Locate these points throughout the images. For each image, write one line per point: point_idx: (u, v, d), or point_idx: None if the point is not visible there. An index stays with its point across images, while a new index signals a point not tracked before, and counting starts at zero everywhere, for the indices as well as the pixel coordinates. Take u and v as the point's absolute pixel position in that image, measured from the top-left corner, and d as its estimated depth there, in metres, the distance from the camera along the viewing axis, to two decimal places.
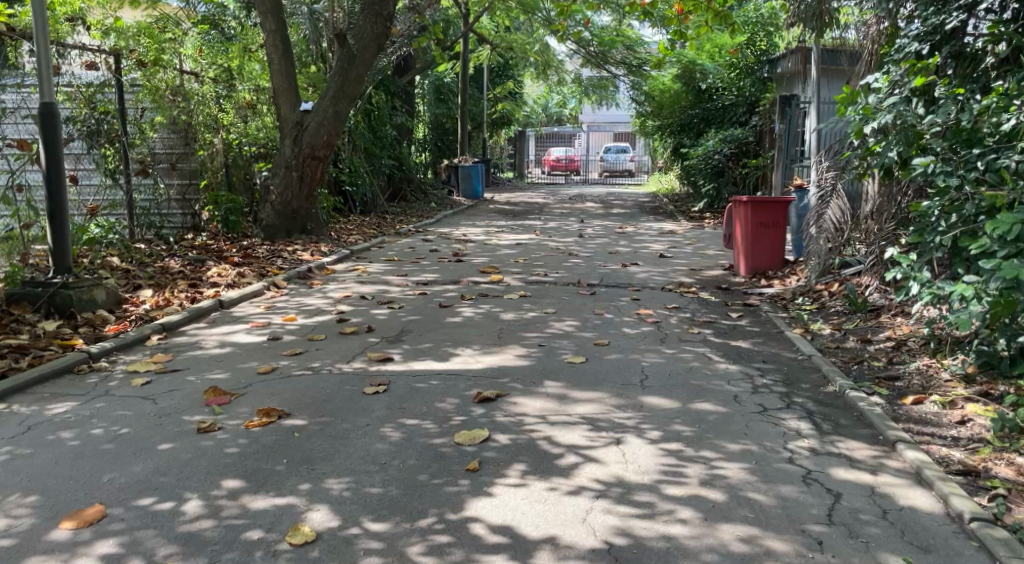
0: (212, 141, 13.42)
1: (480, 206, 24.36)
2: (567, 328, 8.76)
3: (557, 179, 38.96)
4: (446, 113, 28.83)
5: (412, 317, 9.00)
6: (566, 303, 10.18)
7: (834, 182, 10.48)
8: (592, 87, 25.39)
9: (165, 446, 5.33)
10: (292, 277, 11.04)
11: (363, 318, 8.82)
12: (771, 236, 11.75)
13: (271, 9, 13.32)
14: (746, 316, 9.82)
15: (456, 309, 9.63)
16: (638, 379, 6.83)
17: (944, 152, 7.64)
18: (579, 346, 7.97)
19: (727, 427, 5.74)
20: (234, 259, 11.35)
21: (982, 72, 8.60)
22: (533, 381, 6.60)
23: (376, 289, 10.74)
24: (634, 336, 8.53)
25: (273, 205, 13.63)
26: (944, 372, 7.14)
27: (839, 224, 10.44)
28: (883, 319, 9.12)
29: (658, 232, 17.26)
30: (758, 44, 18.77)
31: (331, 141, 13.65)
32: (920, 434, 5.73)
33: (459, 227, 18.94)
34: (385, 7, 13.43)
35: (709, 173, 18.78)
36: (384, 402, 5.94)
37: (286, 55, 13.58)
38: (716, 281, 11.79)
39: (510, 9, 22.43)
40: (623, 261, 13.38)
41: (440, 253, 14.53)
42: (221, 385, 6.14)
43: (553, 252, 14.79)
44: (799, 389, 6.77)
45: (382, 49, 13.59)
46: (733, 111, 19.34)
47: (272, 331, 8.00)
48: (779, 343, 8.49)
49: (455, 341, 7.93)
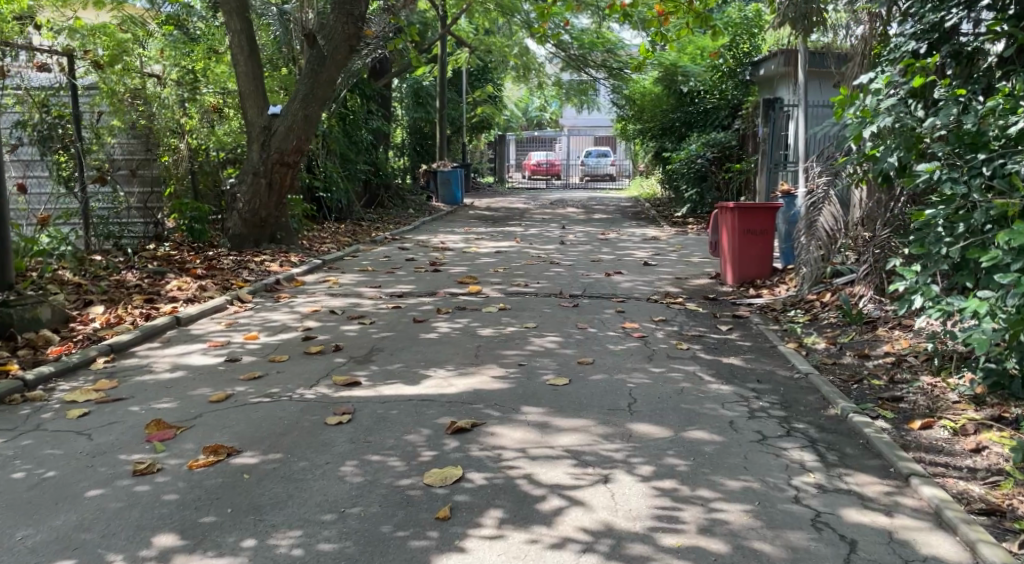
0: (178, 146, 12.86)
1: (460, 212, 23.84)
2: (548, 344, 8.25)
3: (538, 183, 38.49)
4: (425, 117, 28.33)
5: (384, 334, 8.47)
6: (548, 316, 9.67)
7: (826, 189, 9.98)
8: (571, 91, 24.87)
9: (93, 494, 4.79)
10: (258, 290, 10.50)
11: (331, 335, 8.28)
12: (759, 243, 11.30)
13: (235, 8, 12.77)
14: (736, 329, 9.33)
15: (432, 323, 9.09)
16: (626, 403, 6.33)
17: (949, 157, 7.14)
18: (561, 365, 7.46)
19: (723, 461, 5.24)
20: (197, 271, 10.81)
21: (985, 72, 8.09)
22: (512, 407, 6.08)
23: (347, 303, 10.20)
24: (620, 353, 8.03)
25: (240, 214, 13.08)
26: (951, 393, 6.64)
27: (831, 231, 9.96)
28: (880, 331, 8.64)
29: (641, 239, 16.78)
30: (740, 46, 18.49)
31: (301, 146, 13.08)
32: (934, 465, 5.27)
33: (437, 234, 18.43)
34: (356, 6, 12.88)
35: (692, 178, 18.28)
36: (348, 434, 5.40)
37: (253, 56, 13.03)
38: (703, 291, 11.31)
39: (488, 11, 21.91)
40: (607, 270, 12.90)
41: (417, 262, 14.01)
42: (165, 417, 5.59)
43: (535, 260, 14.29)
44: (798, 413, 6.29)
45: (354, 51, 13.05)
46: (715, 115, 18.94)
47: (230, 351, 7.44)
48: (773, 359, 8.01)
49: (428, 361, 7.40)
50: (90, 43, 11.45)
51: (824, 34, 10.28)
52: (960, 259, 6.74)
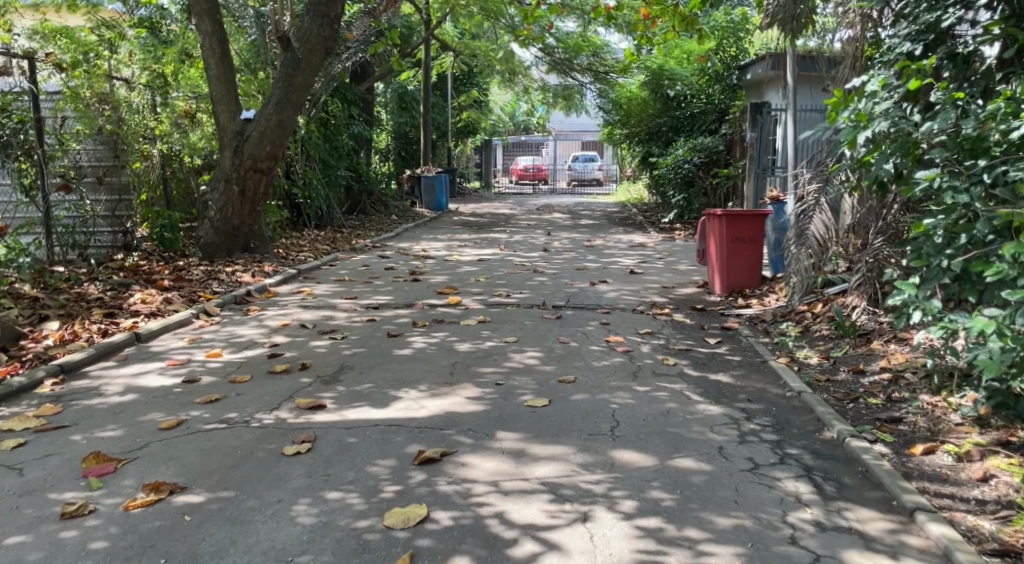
0: (149, 152, 12.59)
1: (444, 218, 23.40)
2: (528, 360, 7.85)
3: (525, 188, 38.01)
4: (410, 122, 27.98)
5: (356, 350, 8.07)
6: (529, 329, 9.26)
7: (817, 196, 9.54)
8: (557, 95, 24.48)
9: (15, 542, 4.45)
10: (227, 303, 10.09)
11: (299, 351, 7.89)
12: (748, 252, 10.92)
13: (206, 10, 12.36)
14: (725, 342, 8.96)
15: (407, 338, 8.68)
16: (608, 426, 5.95)
17: (948, 164, 6.78)
18: (541, 383, 7.06)
19: (711, 495, 4.91)
20: (164, 282, 10.41)
21: (983, 75, 7.66)
22: (487, 431, 5.70)
23: (320, 316, 9.77)
24: (603, 369, 7.63)
25: (212, 222, 12.63)
26: (953, 415, 6.26)
27: (823, 240, 9.62)
28: (875, 344, 8.30)
29: (627, 246, 16.41)
30: (728, 49, 18.23)
31: (276, 152, 12.70)
32: (939, 497, 4.97)
33: (420, 241, 18.01)
34: (333, 8, 12.59)
35: (679, 183, 17.85)
36: (306, 467, 5.05)
37: (224, 59, 12.62)
38: (691, 300, 10.93)
39: (472, 14, 21.50)
40: (592, 279, 12.51)
41: (397, 271, 13.60)
42: (106, 449, 5.23)
43: (518, 268, 13.87)
44: (791, 436, 5.91)
45: (329, 54, 12.78)
46: (702, 119, 18.57)
47: (190, 370, 7.03)
48: (763, 375, 7.63)
49: (400, 380, 6.99)
50: (50, 46, 11.11)
51: (812, 39, 10.11)
52: (962, 272, 6.38)
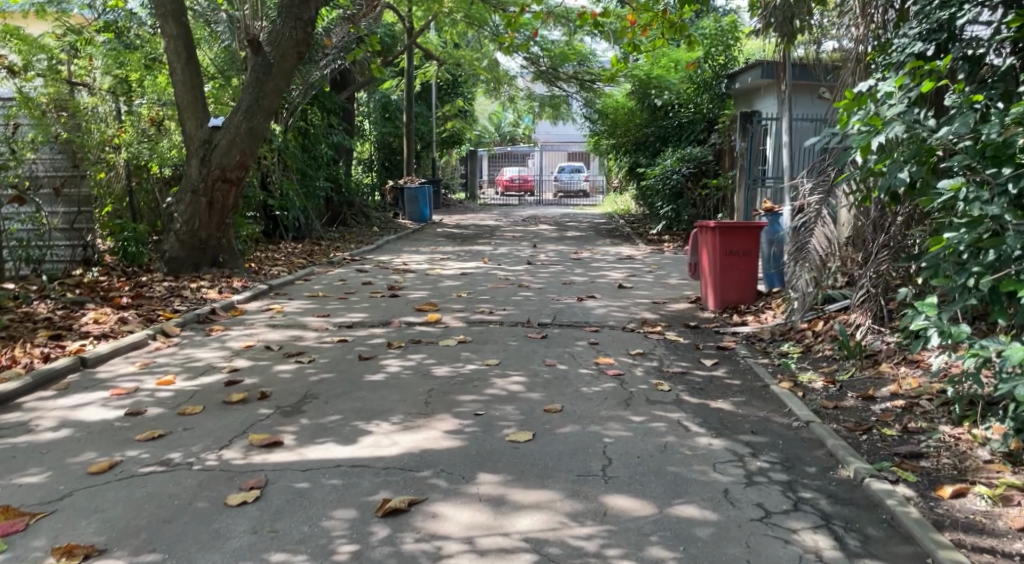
0: (114, 162, 12.09)
1: (427, 229, 22.73)
2: (512, 387, 7.20)
3: (510, 199, 37.36)
4: (393, 132, 27.41)
5: (323, 374, 7.45)
6: (513, 350, 8.63)
7: (818, 207, 8.95)
8: (543, 104, 23.81)
9: None
10: (188, 322, 9.53)
11: (260, 377, 7.29)
12: (742, 265, 10.31)
13: (171, 12, 11.75)
14: (722, 363, 8.33)
15: (380, 361, 8.03)
16: (599, 463, 5.34)
17: (968, 171, 6.14)
18: (525, 413, 6.43)
19: (719, 553, 4.41)
20: (121, 300, 9.94)
21: (1001, 76, 7.05)
22: (464, 472, 5.07)
23: (288, 337, 9.13)
24: (592, 397, 6.99)
25: (177, 234, 11.99)
26: (980, 450, 5.64)
27: (824, 256, 8.97)
28: (884, 367, 7.68)
29: (615, 258, 15.81)
30: (716, 58, 17.66)
31: (246, 161, 12.06)
32: (978, 552, 4.50)
33: (401, 254, 17.36)
34: (306, 10, 12.04)
35: (667, 194, 17.24)
36: (250, 521, 4.53)
37: (191, 64, 12.02)
38: (684, 317, 10.29)
39: (455, 22, 20.82)
40: (579, 294, 11.88)
41: (374, 286, 12.95)
42: (23, 500, 4.70)
43: (502, 282, 13.23)
44: (804, 475, 5.30)
45: (302, 58, 12.21)
46: (691, 129, 17.93)
47: (136, 401, 6.41)
48: (766, 402, 7.01)
49: (370, 410, 6.33)
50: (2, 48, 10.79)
51: (799, 48, 9.70)
52: (989, 292, 5.81)
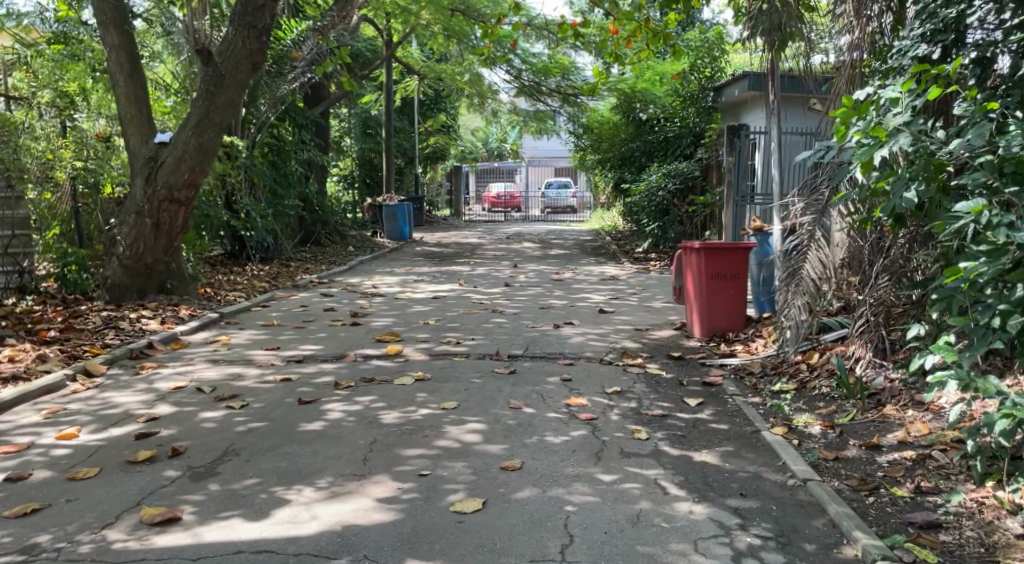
0: (61, 180, 11.22)
1: (406, 247, 21.83)
2: (467, 437, 6.29)
3: (496, 216, 36.46)
4: (374, 147, 26.21)
5: (254, 422, 6.61)
6: (475, 389, 7.73)
7: (811, 228, 8.05)
8: (528, 119, 22.86)
9: None
10: (118, 358, 8.78)
11: (180, 427, 6.50)
12: (730, 289, 9.43)
13: (112, 20, 10.89)
14: (708, 404, 7.43)
15: (322, 405, 7.12)
16: (557, 543, 4.72)
17: (992, 187, 5.29)
18: (478, 471, 5.55)
19: None
20: (47, 335, 9.19)
21: (1016, 81, 6.11)
22: (391, 559, 4.56)
23: (225, 375, 8.26)
24: (559, 449, 6.08)
25: (120, 259, 11.09)
26: (1011, 520, 4.87)
27: (818, 280, 7.99)
28: (888, 410, 6.80)
29: (598, 279, 14.95)
30: (702, 70, 16.71)
31: (195, 179, 11.11)
32: None
33: (373, 276, 16.45)
34: (262, 18, 10.92)
35: (654, 212, 16.37)
36: None
37: (136, 76, 11.15)
38: (668, 347, 9.39)
39: (435, 35, 19.60)
40: (555, 321, 10.98)
41: (337, 312, 12.05)
42: None
43: (475, 307, 12.32)
44: (800, 556, 4.68)
45: (258, 69, 11.18)
46: (677, 144, 17.06)
47: (24, 464, 5.70)
48: (758, 452, 6.13)
49: (297, 470, 5.45)
50: None
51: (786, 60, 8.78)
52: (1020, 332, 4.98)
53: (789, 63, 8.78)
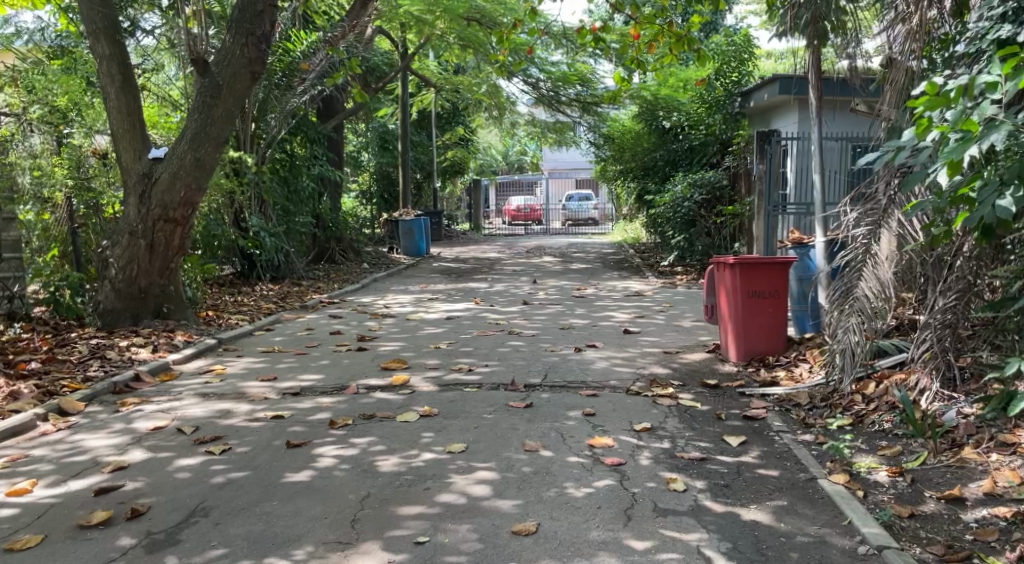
0: (57, 199, 10.45)
1: (423, 263, 20.98)
2: (474, 490, 5.42)
3: (517, 228, 35.64)
4: (391, 162, 25.42)
5: (234, 469, 5.82)
6: (488, 427, 6.86)
7: (866, 242, 7.08)
8: (546, 131, 21.97)
9: None
10: (99, 394, 7.98)
11: (150, 476, 5.73)
12: (770, 310, 8.48)
13: (104, 28, 10.01)
14: (753, 443, 6.50)
15: (313, 448, 6.29)
16: None
17: None
18: (486, 537, 4.86)
19: None
20: (25, 369, 8.41)
21: None
22: None
23: (212, 411, 7.42)
24: (582, 504, 5.23)
25: (112, 283, 10.17)
26: None
27: (876, 300, 6.99)
28: (967, 452, 5.89)
29: (622, 295, 14.08)
30: (729, 75, 15.81)
31: (192, 197, 10.17)
32: None
33: (387, 294, 15.63)
34: (261, 25, 10.02)
35: (680, 223, 15.45)
36: None
37: (128, 87, 10.23)
38: (702, 374, 8.45)
39: (450, 46, 18.66)
40: (578, 344, 10.07)
41: (344, 334, 11.18)
42: None
43: (491, 328, 11.45)
44: None
45: (258, 78, 10.23)
46: (702, 152, 16.03)
47: None
48: (817, 506, 5.25)
49: (273, 543, 4.80)
50: None
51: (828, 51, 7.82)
52: None
53: (830, 59, 7.89)
